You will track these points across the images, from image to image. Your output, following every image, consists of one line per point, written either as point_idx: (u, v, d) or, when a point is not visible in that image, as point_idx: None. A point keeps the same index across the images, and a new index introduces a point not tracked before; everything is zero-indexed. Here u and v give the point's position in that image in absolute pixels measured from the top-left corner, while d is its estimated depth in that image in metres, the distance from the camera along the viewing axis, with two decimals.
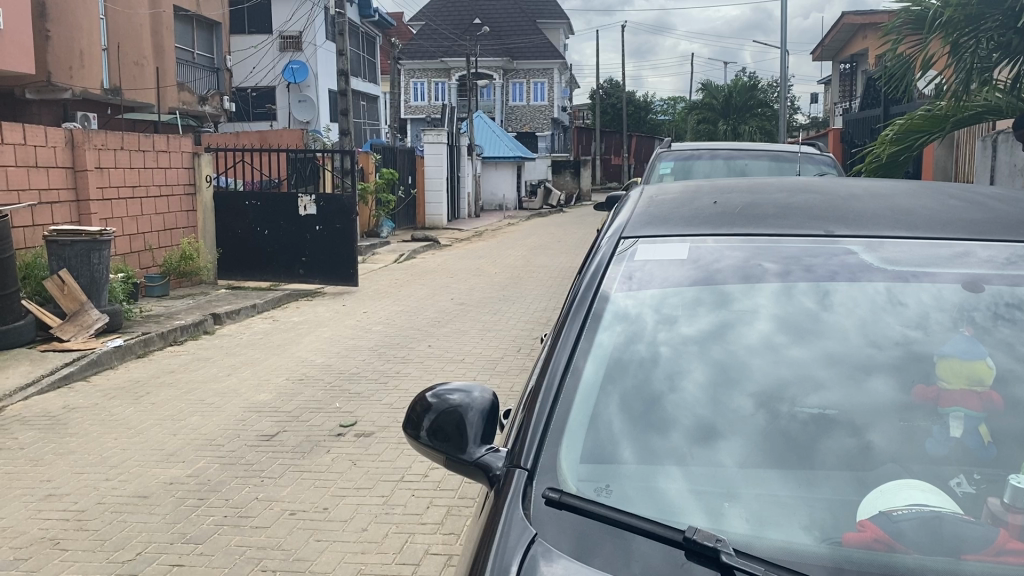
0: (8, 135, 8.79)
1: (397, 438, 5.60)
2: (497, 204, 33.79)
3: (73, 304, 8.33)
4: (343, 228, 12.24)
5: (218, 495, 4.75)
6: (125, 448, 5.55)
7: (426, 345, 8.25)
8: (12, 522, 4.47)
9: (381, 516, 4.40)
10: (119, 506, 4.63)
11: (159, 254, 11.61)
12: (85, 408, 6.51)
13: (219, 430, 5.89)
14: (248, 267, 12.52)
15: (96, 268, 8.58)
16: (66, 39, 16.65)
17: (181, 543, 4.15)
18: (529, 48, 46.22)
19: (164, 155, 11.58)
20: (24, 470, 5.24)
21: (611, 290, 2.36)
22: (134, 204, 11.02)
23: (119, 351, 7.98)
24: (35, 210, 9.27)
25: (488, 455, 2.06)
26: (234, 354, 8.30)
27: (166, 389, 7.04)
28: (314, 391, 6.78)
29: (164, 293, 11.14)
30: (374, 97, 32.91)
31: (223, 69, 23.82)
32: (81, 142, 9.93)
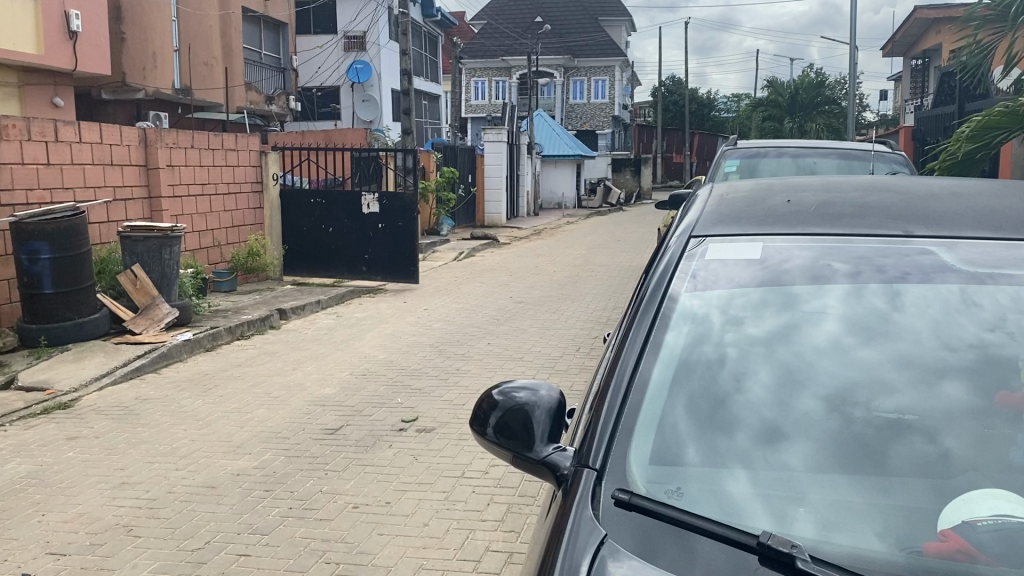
0: (85, 134, 9.10)
1: (457, 434, 5.64)
2: (556, 203, 33.78)
3: (145, 298, 8.59)
4: (404, 226, 12.37)
5: (283, 486, 4.84)
6: (194, 439, 5.71)
7: (485, 342, 8.28)
8: (88, 508, 4.63)
9: (442, 511, 4.43)
10: (189, 496, 4.75)
11: (227, 250, 11.89)
12: (156, 399, 6.71)
13: (285, 422, 6.00)
14: (313, 263, 12.74)
15: (167, 263, 8.83)
16: (140, 40, 17.16)
17: (248, 533, 4.25)
18: (591, 46, 45.99)
19: (232, 153, 11.84)
20: (100, 458, 5.42)
21: (677, 288, 2.33)
22: (203, 201, 11.29)
23: (188, 344, 8.20)
24: (110, 206, 9.58)
25: (556, 454, 2.04)
26: (298, 349, 8.45)
27: (233, 381, 7.20)
28: (376, 386, 6.86)
29: (232, 288, 11.41)
30: (436, 96, 33.18)
31: (289, 69, 24.28)
32: (154, 141, 10.21)
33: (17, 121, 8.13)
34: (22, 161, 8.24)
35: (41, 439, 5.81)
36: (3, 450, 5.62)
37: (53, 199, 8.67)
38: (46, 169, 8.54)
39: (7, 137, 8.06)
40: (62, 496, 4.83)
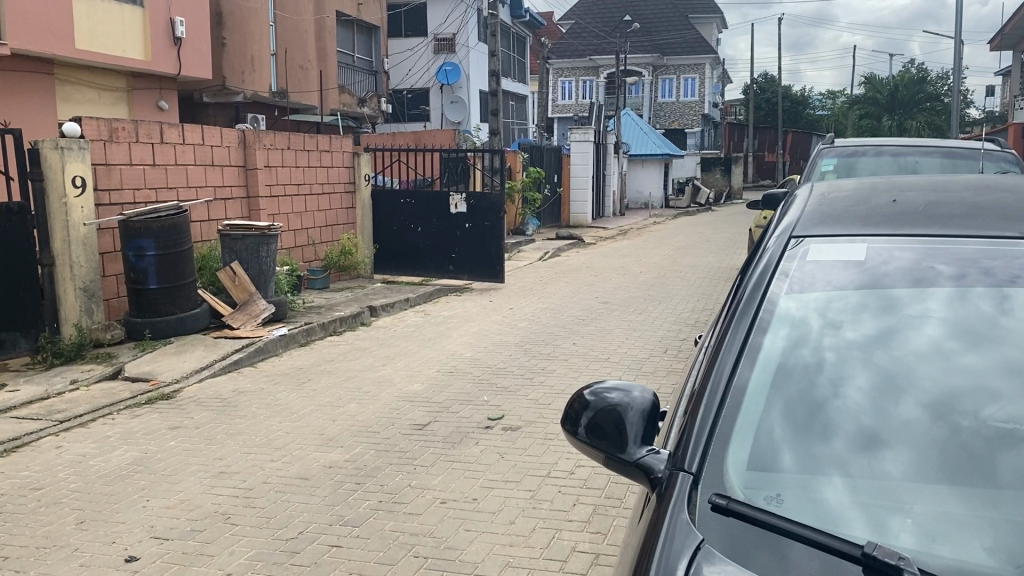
0: (188, 135, 9.47)
1: (543, 433, 5.65)
2: (642, 203, 33.51)
3: (243, 294, 8.88)
4: (491, 225, 12.45)
5: (374, 480, 4.94)
6: (288, 431, 5.88)
7: (571, 342, 8.27)
8: (189, 495, 4.83)
9: (528, 510, 4.44)
10: (283, 486, 4.90)
11: (321, 249, 12.21)
12: (253, 391, 6.94)
13: (375, 417, 6.13)
14: (402, 262, 12.96)
15: (264, 261, 9.14)
16: (240, 45, 17.82)
17: (340, 525, 4.35)
18: (681, 44, 45.35)
19: (326, 154, 12.18)
20: (200, 447, 5.63)
21: (773, 289, 2.28)
22: (299, 200, 11.62)
23: (284, 339, 8.45)
24: (211, 206, 9.96)
25: (650, 456, 2.02)
26: (387, 345, 8.60)
27: (326, 376, 7.39)
28: (463, 383, 6.93)
29: (325, 286, 11.71)
30: (523, 97, 33.32)
31: (381, 72, 24.78)
32: (252, 142, 10.55)
33: (126, 124, 8.54)
34: (130, 162, 8.64)
35: (146, 428, 6.09)
36: (111, 437, 5.90)
37: (158, 198, 9.06)
38: (151, 169, 8.93)
39: (117, 139, 8.47)
40: (165, 483, 5.05)
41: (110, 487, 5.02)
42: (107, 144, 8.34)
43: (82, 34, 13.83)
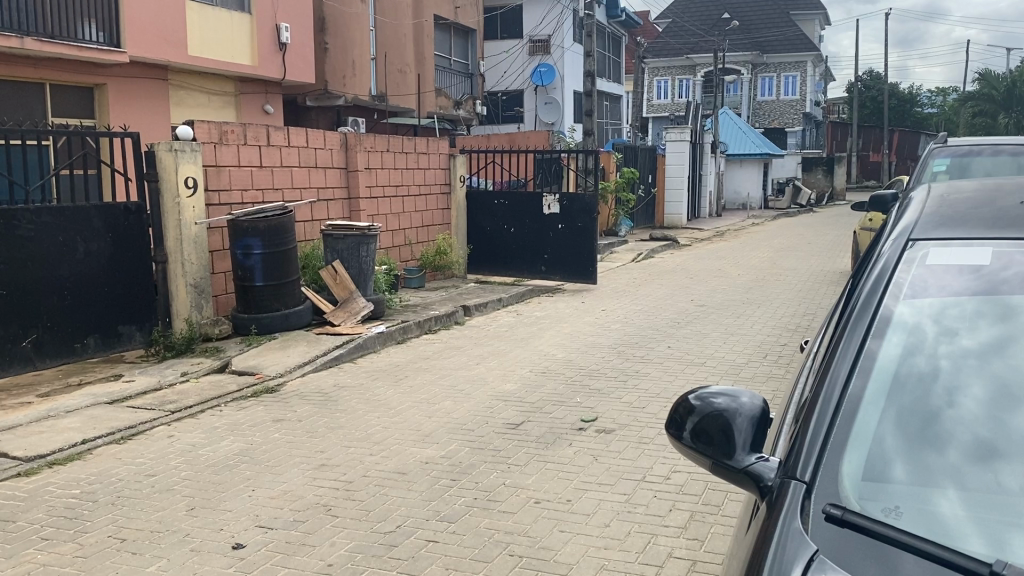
0: (294, 138, 9.79)
1: (638, 437, 5.60)
2: (740, 203, 32.84)
3: (344, 292, 9.13)
4: (584, 226, 12.40)
5: (469, 477, 5.00)
6: (385, 427, 6.01)
7: (666, 345, 8.17)
8: (292, 486, 4.99)
9: (623, 513, 4.42)
10: (381, 480, 5.01)
11: (417, 249, 12.43)
12: (352, 387, 7.12)
13: (470, 415, 6.20)
14: (495, 263, 13.07)
15: (363, 260, 9.36)
16: (342, 50, 18.33)
17: (436, 520, 4.42)
18: (781, 41, 44.18)
19: (424, 156, 12.39)
20: (302, 440, 5.81)
21: (885, 294, 2.21)
22: (397, 201, 11.86)
23: (382, 337, 8.64)
24: (314, 206, 10.27)
25: (759, 464, 1.98)
26: (481, 345, 8.68)
27: (421, 373, 7.52)
28: (556, 384, 6.94)
29: (420, 285, 11.92)
30: (618, 97, 33.09)
31: (476, 74, 25.04)
32: (354, 145, 10.83)
33: (235, 127, 8.89)
34: (238, 163, 8.97)
35: (251, 420, 6.32)
36: (218, 428, 6.16)
37: (264, 199, 9.39)
38: (259, 171, 9.27)
39: (226, 142, 8.82)
40: (270, 473, 5.23)
41: (218, 476, 5.23)
42: (217, 147, 8.70)
43: (194, 41, 14.50)
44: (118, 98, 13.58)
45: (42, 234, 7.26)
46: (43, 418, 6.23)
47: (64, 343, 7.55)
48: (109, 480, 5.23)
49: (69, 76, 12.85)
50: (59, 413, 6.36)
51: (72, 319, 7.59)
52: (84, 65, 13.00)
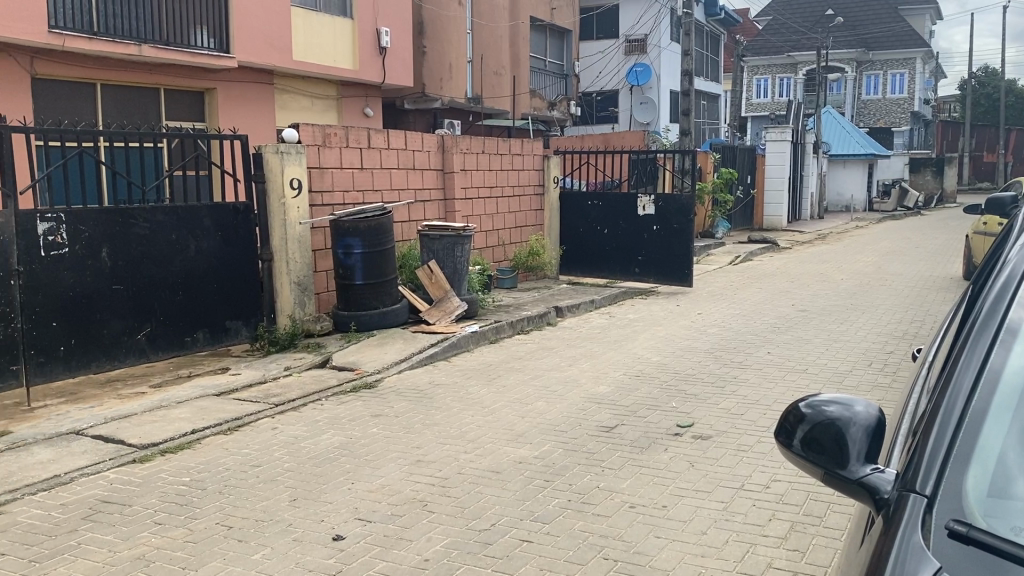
0: (393, 141, 10.00)
1: (736, 444, 5.49)
2: (843, 205, 31.81)
3: (439, 291, 9.27)
4: (680, 229, 12.21)
5: (562, 478, 5.00)
6: (480, 426, 6.06)
7: (765, 351, 7.99)
8: (390, 481, 5.10)
9: (720, 521, 4.34)
10: (476, 478, 5.07)
11: (510, 249, 12.51)
12: (446, 385, 7.22)
13: (563, 416, 6.20)
14: (588, 264, 13.03)
15: (458, 260, 9.48)
16: (439, 52, 18.62)
17: (530, 520, 4.44)
18: (888, 37, 42.58)
19: (518, 158, 12.48)
20: (399, 435, 5.93)
21: (1011, 303, 2.10)
22: (492, 203, 11.97)
23: (475, 336, 8.72)
24: (411, 207, 10.46)
25: (875, 475, 1.92)
26: (574, 346, 8.67)
27: (514, 373, 7.56)
28: (651, 388, 6.86)
29: (513, 285, 11.98)
30: (715, 97, 32.50)
31: (571, 75, 25.04)
32: (450, 147, 10.98)
33: (338, 130, 9.14)
34: (341, 165, 9.22)
35: (350, 414, 6.48)
36: (319, 422, 6.34)
37: (364, 200, 9.62)
38: (360, 172, 9.50)
39: (329, 144, 9.07)
40: (368, 467, 5.36)
41: (319, 468, 5.39)
42: (321, 149, 8.96)
43: (299, 46, 14.98)
44: (227, 102, 14.12)
45: (157, 232, 7.61)
46: (156, 408, 6.54)
47: (175, 337, 7.90)
48: (216, 469, 5.45)
49: (182, 82, 13.45)
50: (171, 403, 6.66)
51: (184, 314, 7.94)
52: (196, 71, 13.59)
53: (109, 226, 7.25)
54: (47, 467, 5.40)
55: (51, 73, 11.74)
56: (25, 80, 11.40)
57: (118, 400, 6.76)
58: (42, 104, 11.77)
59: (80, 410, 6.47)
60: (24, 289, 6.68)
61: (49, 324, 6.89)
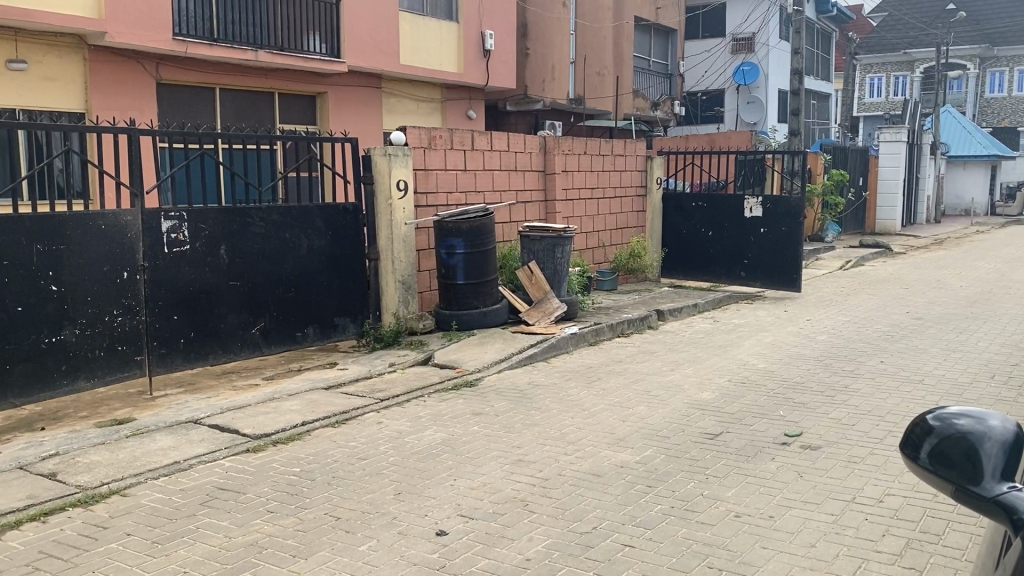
0: (496, 142, 10.09)
1: (847, 455, 5.31)
2: (962, 209, 30.34)
3: (539, 292, 9.30)
4: (788, 231, 11.88)
5: (665, 485, 4.94)
6: (580, 428, 6.05)
7: (878, 360, 7.69)
8: (491, 479, 5.15)
9: (831, 534, 4.20)
10: (577, 480, 5.06)
11: (611, 251, 12.45)
12: (547, 386, 7.23)
13: (666, 422, 6.13)
14: (691, 267, 12.84)
15: (559, 261, 9.48)
16: (542, 54, 18.70)
17: (632, 525, 4.40)
18: (1015, 32, 40.28)
19: (620, 159, 12.42)
20: (500, 434, 5.98)
21: None
22: (593, 204, 11.94)
23: (575, 338, 8.71)
24: (512, 208, 10.53)
25: (1012, 493, 1.76)
26: (676, 350, 8.56)
27: (615, 376, 7.51)
28: (757, 396, 6.70)
29: (613, 288, 11.90)
30: (826, 96, 31.50)
31: (676, 75, 24.73)
32: (552, 148, 11.00)
33: (442, 132, 9.29)
34: (445, 167, 9.37)
35: (452, 412, 6.58)
36: (423, 418, 6.46)
37: (467, 201, 9.74)
38: (463, 174, 9.63)
39: (434, 146, 9.23)
40: (469, 465, 5.42)
41: (422, 463, 5.49)
42: (426, 151, 9.12)
43: (406, 50, 15.32)
44: (337, 105, 14.55)
45: (272, 231, 7.90)
46: (269, 400, 6.80)
47: (288, 332, 8.20)
48: (325, 460, 5.62)
49: (295, 86, 13.92)
50: (282, 396, 6.91)
51: (296, 310, 8.22)
52: (308, 75, 14.04)
53: (228, 225, 7.57)
54: (168, 454, 5.68)
55: (174, 78, 12.34)
56: (151, 86, 12.03)
57: (233, 391, 7.06)
58: (166, 108, 12.39)
59: (198, 400, 6.78)
60: (148, 283, 7.05)
61: (171, 317, 7.24)
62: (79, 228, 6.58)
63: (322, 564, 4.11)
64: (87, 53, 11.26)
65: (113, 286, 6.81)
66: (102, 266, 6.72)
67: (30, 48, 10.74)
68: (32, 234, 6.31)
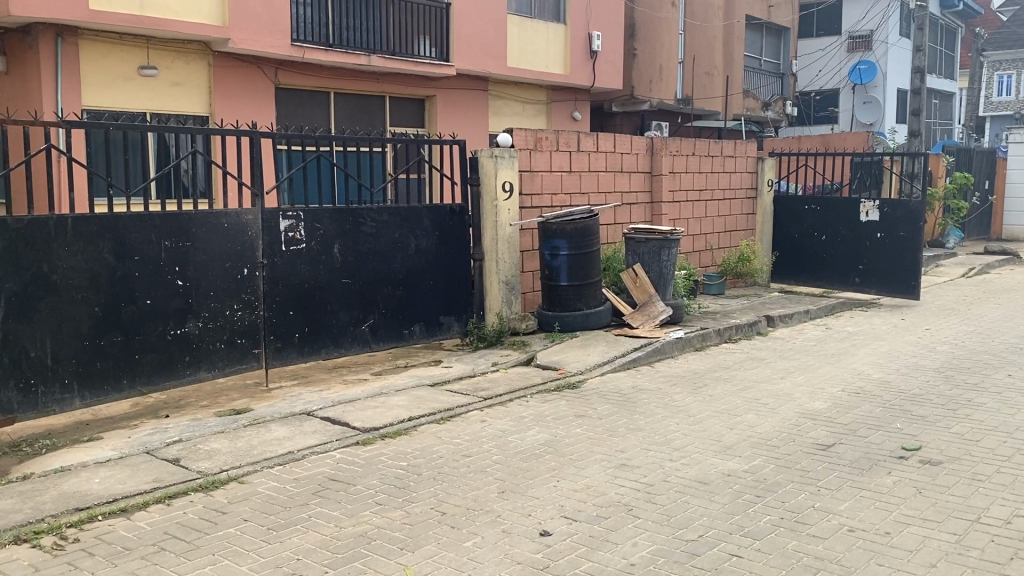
0: (602, 143, 10.06)
1: (971, 473, 5.05)
2: None
3: (643, 295, 9.21)
4: (907, 237, 11.39)
5: (774, 495, 4.82)
6: (686, 434, 5.97)
7: (1004, 373, 7.29)
8: (595, 482, 5.14)
9: (953, 555, 4.01)
10: (683, 487, 5.00)
11: (718, 254, 12.24)
12: (651, 391, 7.16)
13: (775, 430, 5.98)
14: (803, 272, 12.50)
15: (664, 264, 9.36)
16: (650, 54, 18.53)
17: (740, 535, 4.32)
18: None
19: (730, 160, 12.19)
20: (604, 438, 5.96)
21: None
22: (701, 206, 11.75)
23: (681, 342, 8.59)
24: (617, 209, 10.47)
25: None
26: (786, 358, 8.33)
27: (722, 383, 7.37)
28: (872, 407, 6.46)
29: (721, 292, 11.69)
30: (949, 95, 30.07)
31: (788, 74, 24.09)
32: (660, 149, 10.88)
33: (548, 134, 9.34)
34: (550, 168, 9.41)
35: (556, 413, 6.60)
36: (526, 418, 6.50)
37: (572, 203, 9.74)
38: (568, 175, 9.64)
39: (540, 148, 9.28)
40: (573, 466, 5.43)
41: (526, 463, 5.53)
42: (532, 153, 9.18)
43: (513, 53, 15.47)
44: (445, 107, 14.78)
45: (382, 231, 8.11)
46: (377, 395, 6.98)
47: (395, 329, 8.39)
48: (430, 456, 5.73)
49: (404, 89, 14.24)
50: (390, 391, 7.08)
51: (403, 308, 8.41)
52: (418, 79, 14.34)
53: (341, 224, 7.81)
54: (283, 444, 5.90)
55: (291, 83, 12.81)
56: (269, 90, 12.52)
57: (343, 385, 7.29)
58: (283, 112, 12.88)
59: (310, 393, 7.02)
60: (267, 280, 7.34)
61: (287, 313, 7.52)
62: (204, 226, 6.90)
63: (428, 558, 4.19)
64: (211, 59, 11.80)
65: (235, 281, 7.13)
66: (224, 262, 7.04)
67: (160, 55, 11.35)
68: (161, 230, 6.65)
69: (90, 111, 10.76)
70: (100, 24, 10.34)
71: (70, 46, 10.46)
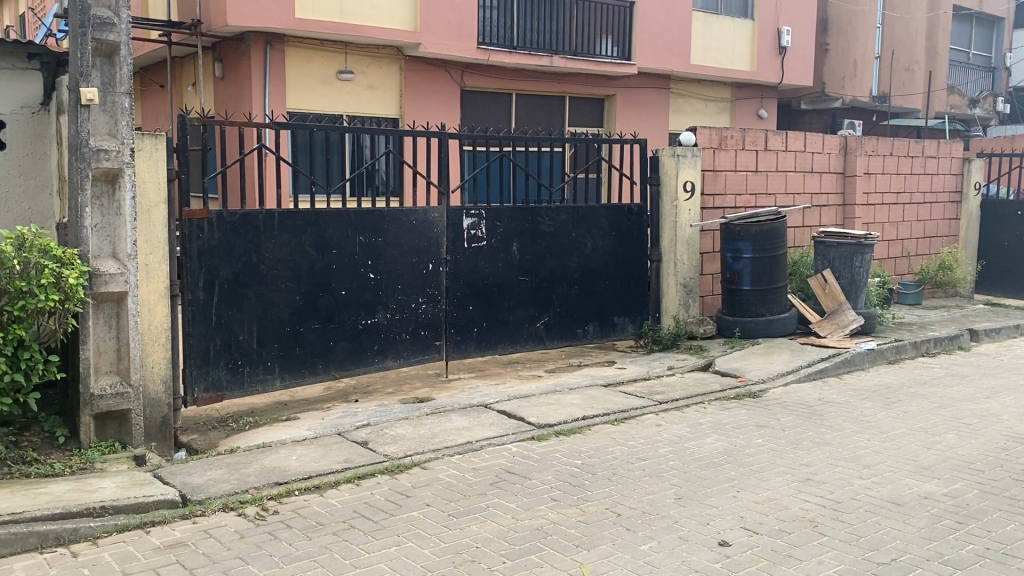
0: (791, 142, 9.70)
1: None
2: None
3: (832, 302, 8.81)
4: None
5: (978, 523, 4.46)
6: (878, 451, 5.64)
7: None
8: (777, 495, 4.95)
9: None
10: (874, 507, 4.72)
11: (916, 261, 11.45)
12: (839, 403, 6.82)
13: (980, 453, 5.53)
14: (1014, 283, 11.58)
15: (857, 271, 8.85)
16: (844, 49, 17.64)
17: (939, 562, 4.03)
18: None
19: (933, 160, 11.40)
20: (787, 450, 5.73)
21: None
22: (898, 209, 11.06)
23: (872, 354, 8.11)
24: (806, 211, 10.04)
25: None
26: (993, 376, 7.68)
27: (918, 399, 6.90)
28: None
29: (917, 302, 10.99)
30: None
31: (1000, 69, 22.26)
32: (854, 148, 10.35)
33: (734, 133, 9.10)
34: (735, 168, 9.17)
35: (736, 421, 6.42)
36: (704, 424, 6.37)
37: (757, 204, 9.44)
38: (754, 175, 9.34)
39: (725, 147, 9.06)
40: (753, 477, 5.26)
41: (704, 470, 5.41)
42: (716, 152, 8.97)
43: (697, 50, 15.21)
44: (624, 107, 14.72)
45: (560, 231, 8.19)
46: (553, 391, 7.06)
47: (569, 327, 8.44)
48: (605, 456, 5.73)
49: (584, 89, 14.30)
50: (564, 389, 7.13)
51: (578, 307, 8.45)
52: (598, 78, 14.35)
53: (521, 222, 7.96)
54: (463, 434, 6.09)
55: (475, 85, 13.18)
56: (455, 92, 12.94)
57: (520, 380, 7.42)
58: (466, 112, 13.28)
59: (488, 386, 7.20)
60: (449, 275, 7.60)
61: (467, 307, 7.76)
62: (395, 223, 7.21)
63: (604, 557, 4.19)
64: (402, 63, 12.35)
65: (420, 276, 7.42)
66: (412, 258, 7.34)
67: (356, 59, 11.98)
68: (356, 226, 7.00)
69: (293, 113, 11.55)
70: (304, 31, 11.08)
71: (277, 53, 11.27)
